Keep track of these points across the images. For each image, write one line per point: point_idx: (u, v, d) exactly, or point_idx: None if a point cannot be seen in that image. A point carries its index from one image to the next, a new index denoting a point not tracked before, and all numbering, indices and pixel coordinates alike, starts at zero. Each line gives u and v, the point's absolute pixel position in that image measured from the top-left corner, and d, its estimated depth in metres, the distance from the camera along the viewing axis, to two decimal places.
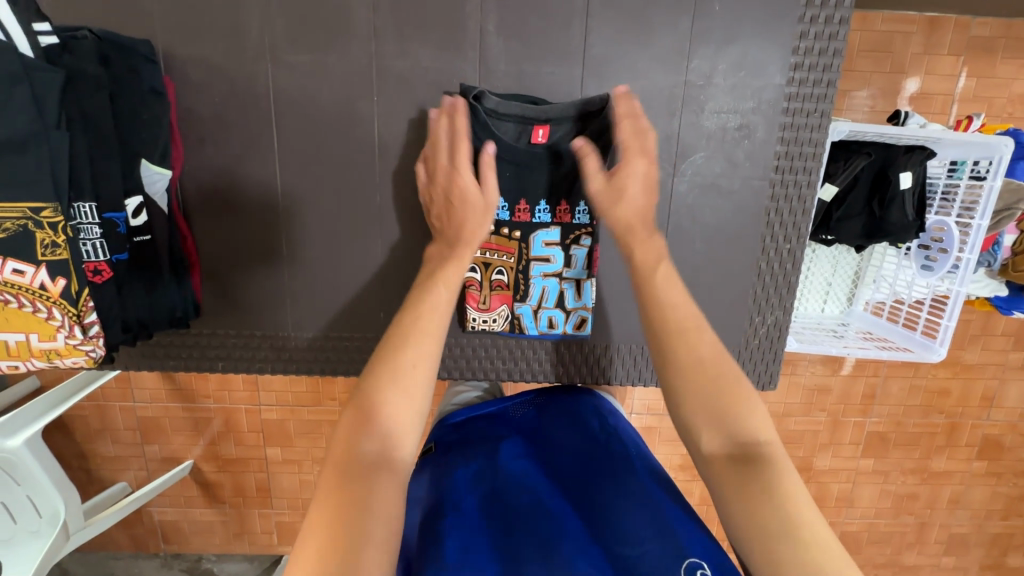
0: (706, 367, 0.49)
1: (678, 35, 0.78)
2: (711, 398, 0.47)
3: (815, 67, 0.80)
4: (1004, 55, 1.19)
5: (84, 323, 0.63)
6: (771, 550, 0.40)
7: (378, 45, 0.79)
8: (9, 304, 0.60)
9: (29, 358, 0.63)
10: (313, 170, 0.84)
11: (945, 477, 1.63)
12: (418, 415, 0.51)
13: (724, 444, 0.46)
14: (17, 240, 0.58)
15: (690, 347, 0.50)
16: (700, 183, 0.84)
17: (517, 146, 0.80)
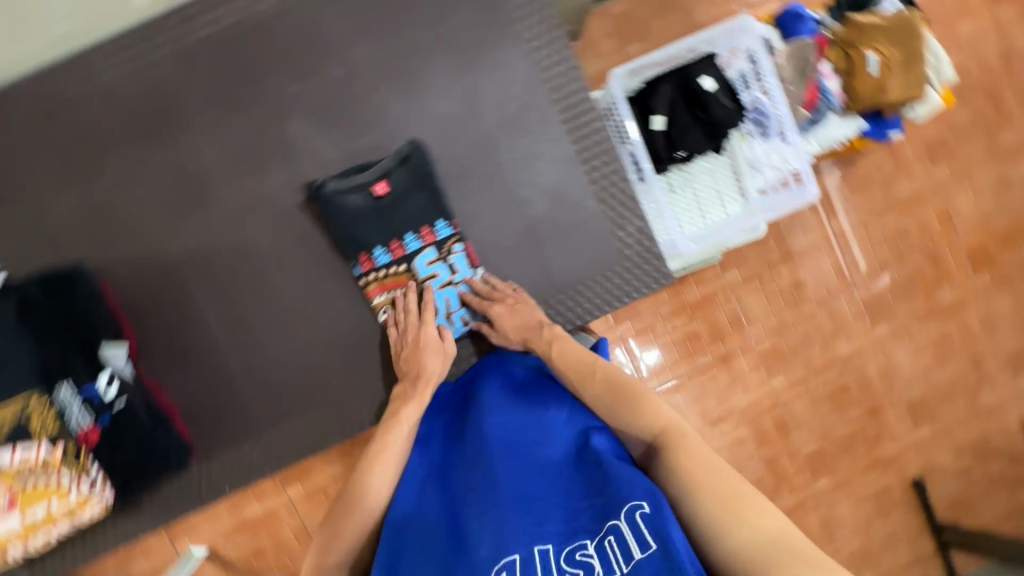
0: (616, 394, 0.80)
1: (440, 69, 1.01)
2: (626, 411, 0.78)
3: (548, 44, 1.02)
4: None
5: (87, 472, 0.93)
6: (680, 487, 0.68)
7: (242, 187, 1.01)
8: (26, 484, 0.89)
9: (54, 521, 0.92)
10: (238, 299, 1.02)
11: (892, 312, 2.07)
12: (376, 506, 0.80)
13: (649, 433, 0.76)
14: (18, 430, 0.88)
15: (604, 385, 0.82)
16: (515, 159, 1.03)
17: (363, 206, 0.97)
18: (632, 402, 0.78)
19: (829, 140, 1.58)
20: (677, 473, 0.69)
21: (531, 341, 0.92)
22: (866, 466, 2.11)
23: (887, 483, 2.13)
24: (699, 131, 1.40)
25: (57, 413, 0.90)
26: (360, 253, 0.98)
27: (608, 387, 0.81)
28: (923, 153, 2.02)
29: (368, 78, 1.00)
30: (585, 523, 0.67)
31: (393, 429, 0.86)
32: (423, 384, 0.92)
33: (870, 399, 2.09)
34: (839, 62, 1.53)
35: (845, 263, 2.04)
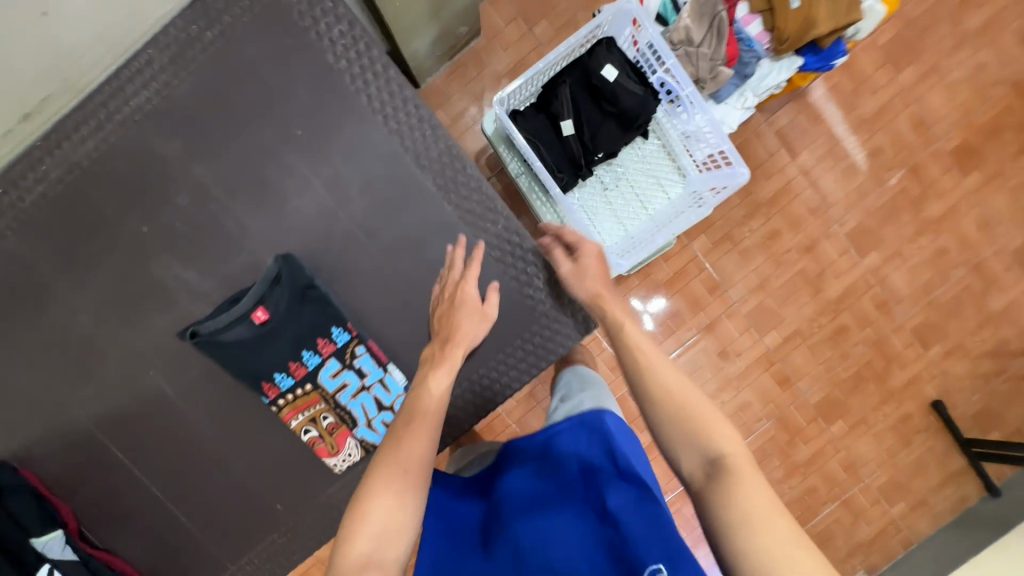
0: (678, 406, 0.73)
1: (290, 168, 0.92)
2: (686, 425, 0.72)
3: (399, 110, 0.91)
4: None
5: None
6: (733, 527, 0.62)
7: (125, 339, 0.96)
8: None
9: None
10: (158, 450, 0.99)
11: (879, 236, 1.83)
12: (402, 518, 0.70)
13: (702, 461, 0.69)
14: None
15: (661, 395, 0.75)
16: (399, 242, 0.95)
17: (246, 340, 0.90)
18: (686, 418, 0.73)
19: (766, 89, 1.42)
20: (723, 511, 0.63)
21: (603, 298, 0.87)
22: (880, 401, 1.96)
23: (905, 412, 1.93)
24: (613, 127, 1.28)
25: None
26: (262, 383, 0.93)
27: (667, 396, 0.75)
28: (883, 59, 1.79)
29: (218, 197, 0.92)
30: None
31: (414, 430, 0.77)
32: (453, 346, 0.87)
33: (873, 333, 1.88)
34: (756, 2, 1.35)
35: (817, 198, 1.83)
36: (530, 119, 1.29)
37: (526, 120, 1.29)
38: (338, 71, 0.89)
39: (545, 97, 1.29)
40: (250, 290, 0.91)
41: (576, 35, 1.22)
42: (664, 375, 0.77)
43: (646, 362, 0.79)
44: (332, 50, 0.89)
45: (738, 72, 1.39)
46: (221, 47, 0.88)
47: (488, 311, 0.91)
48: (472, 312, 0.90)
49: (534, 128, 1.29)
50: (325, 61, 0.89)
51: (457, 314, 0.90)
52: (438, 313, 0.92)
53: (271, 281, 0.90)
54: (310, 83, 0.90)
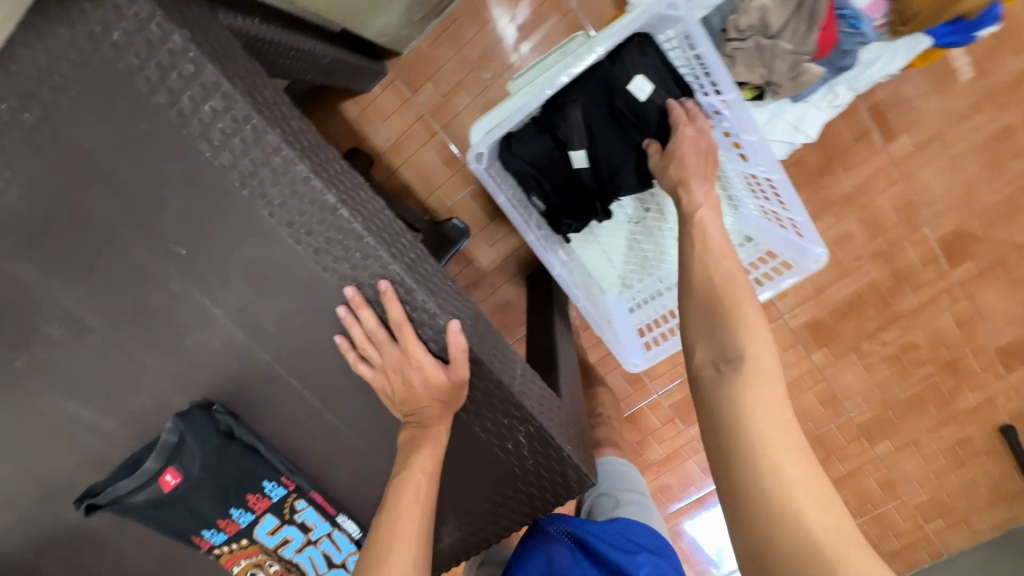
0: (722, 295, 0.64)
1: (183, 294, 0.68)
2: (716, 317, 0.62)
3: (311, 221, 0.62)
4: None
5: None
6: (733, 416, 0.54)
7: (24, 475, 0.80)
8: None
9: None
10: (99, 574, 0.90)
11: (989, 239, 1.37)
12: (418, 523, 0.64)
13: (716, 356, 0.59)
14: None
15: (707, 286, 0.66)
16: (337, 384, 0.73)
17: (159, 505, 0.74)
18: (711, 312, 0.63)
19: (868, 81, 1.01)
20: (732, 423, 0.54)
21: (688, 183, 0.83)
22: (937, 423, 1.60)
23: (966, 434, 1.60)
24: (642, 163, 0.94)
25: None
26: (190, 536, 0.78)
27: (707, 284, 0.66)
28: None
29: (100, 327, 0.71)
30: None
31: (423, 449, 0.67)
32: (426, 389, 0.66)
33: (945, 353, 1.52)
34: None
35: (910, 196, 1.36)
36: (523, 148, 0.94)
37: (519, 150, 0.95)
38: (221, 170, 0.61)
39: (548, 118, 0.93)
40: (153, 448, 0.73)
41: (592, 49, 0.84)
42: (712, 276, 0.66)
43: (706, 253, 0.70)
44: (207, 141, 0.59)
45: (829, 62, 0.97)
46: (50, 133, 0.60)
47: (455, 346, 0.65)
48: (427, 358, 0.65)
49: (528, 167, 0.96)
50: (200, 157, 0.60)
51: (413, 357, 0.65)
52: (400, 392, 0.67)
53: (176, 440, 0.71)
54: (185, 184, 0.62)
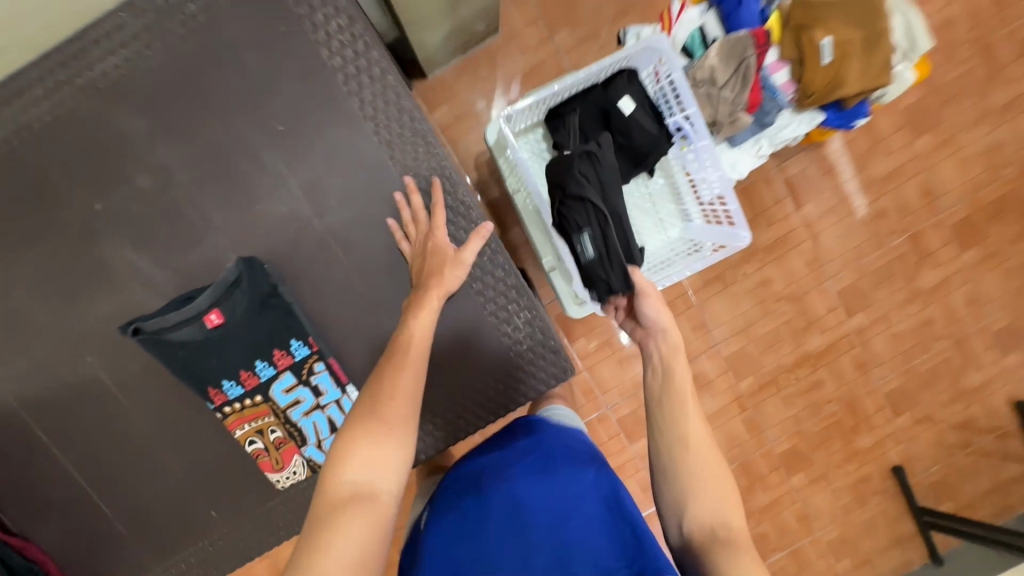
0: (710, 471, 0.77)
1: (266, 167, 0.85)
2: (710, 487, 0.75)
3: (391, 119, 0.84)
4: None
5: None
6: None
7: (63, 319, 0.89)
8: None
9: None
10: (88, 440, 0.93)
11: (866, 300, 1.78)
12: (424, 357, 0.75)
13: (709, 520, 0.73)
14: None
15: (692, 448, 0.78)
16: (375, 260, 0.88)
17: (192, 340, 0.84)
18: (684, 483, 0.76)
19: (783, 140, 1.39)
20: None
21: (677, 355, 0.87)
22: (843, 459, 1.84)
23: (866, 473, 1.84)
24: (621, 162, 1.24)
25: None
26: (209, 387, 0.87)
27: (675, 418, 0.81)
28: (903, 122, 1.72)
29: (185, 185, 0.85)
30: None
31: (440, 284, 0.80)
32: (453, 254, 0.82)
33: (845, 393, 1.82)
34: (788, 50, 1.29)
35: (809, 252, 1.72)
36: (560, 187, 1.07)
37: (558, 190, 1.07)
38: (329, 71, 0.82)
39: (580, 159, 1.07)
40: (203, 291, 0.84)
41: (598, 66, 1.14)
42: (687, 428, 0.80)
43: (677, 414, 0.82)
44: (326, 47, 0.81)
45: (758, 119, 1.34)
46: (205, 22, 0.80)
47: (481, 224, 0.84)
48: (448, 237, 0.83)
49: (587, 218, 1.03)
50: (318, 59, 0.82)
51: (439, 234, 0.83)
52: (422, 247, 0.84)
53: (232, 284, 0.84)
54: (297, 78, 0.82)
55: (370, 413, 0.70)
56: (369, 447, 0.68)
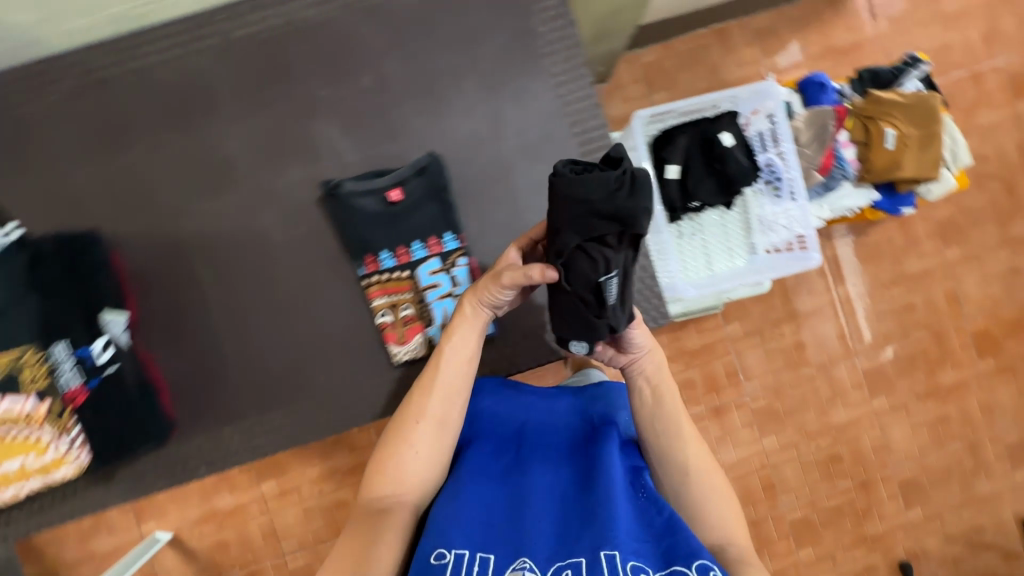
0: (711, 490, 0.76)
1: (466, 93, 1.06)
2: (716, 506, 0.75)
3: (573, 79, 1.06)
4: (736, 66, 1.97)
5: (69, 431, 0.95)
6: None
7: (259, 173, 1.04)
8: (12, 431, 0.92)
9: (34, 471, 0.95)
10: (235, 283, 1.04)
11: (890, 387, 2.05)
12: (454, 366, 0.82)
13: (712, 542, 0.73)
14: (9, 379, 0.92)
15: (699, 469, 0.77)
16: (531, 183, 1.06)
17: (375, 206, 1.01)
18: (694, 508, 0.76)
19: (844, 208, 1.60)
20: None
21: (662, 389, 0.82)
22: (852, 540, 1.99)
23: (871, 561, 2.00)
24: (713, 183, 1.44)
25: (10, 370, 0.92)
26: (367, 254, 1.01)
27: (663, 455, 0.79)
28: (935, 233, 2.05)
29: (398, 90, 1.05)
30: (649, 554, 0.65)
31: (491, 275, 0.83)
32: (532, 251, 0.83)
33: (862, 472, 2.01)
34: (857, 133, 1.56)
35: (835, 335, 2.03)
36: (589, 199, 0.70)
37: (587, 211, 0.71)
38: (536, 33, 1.05)
39: (606, 166, 0.73)
40: (392, 172, 1.02)
41: (713, 98, 1.41)
42: (690, 451, 0.79)
43: (681, 439, 0.79)
44: (539, 15, 1.05)
45: (824, 184, 1.58)
46: None
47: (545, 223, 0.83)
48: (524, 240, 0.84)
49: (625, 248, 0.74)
50: (531, 22, 1.05)
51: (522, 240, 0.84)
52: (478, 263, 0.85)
53: (416, 172, 1.02)
54: (509, 34, 1.05)
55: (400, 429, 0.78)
56: (396, 464, 0.76)
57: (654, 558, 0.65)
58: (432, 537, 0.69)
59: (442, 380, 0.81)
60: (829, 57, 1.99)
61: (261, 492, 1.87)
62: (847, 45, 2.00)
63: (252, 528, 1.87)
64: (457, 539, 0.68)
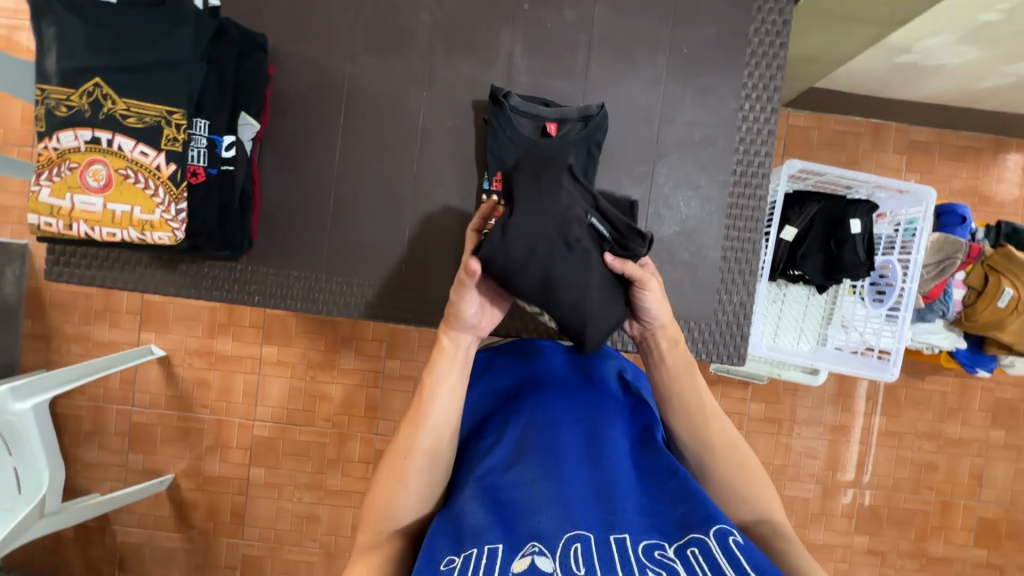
0: (735, 465, 0.72)
1: (656, 66, 1.04)
2: (745, 482, 0.71)
3: (762, 98, 1.04)
4: (876, 165, 1.88)
5: (177, 203, 0.84)
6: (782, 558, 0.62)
7: (432, 56, 1.04)
8: (128, 178, 0.82)
9: (128, 227, 0.83)
10: (366, 145, 1.05)
11: (877, 530, 2.00)
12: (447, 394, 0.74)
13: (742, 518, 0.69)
14: (150, 130, 0.82)
15: (723, 447, 0.73)
16: (674, 177, 1.05)
17: (528, 130, 1.00)
18: (728, 488, 0.71)
19: (924, 341, 1.56)
20: None
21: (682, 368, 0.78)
22: None
23: None
24: (822, 261, 1.41)
25: (147, 122, 0.82)
26: (498, 172, 1.01)
27: (695, 432, 0.75)
28: (989, 409, 2.00)
29: (593, 37, 1.04)
30: (667, 528, 0.59)
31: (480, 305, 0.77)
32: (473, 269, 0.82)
33: None
34: (974, 278, 1.52)
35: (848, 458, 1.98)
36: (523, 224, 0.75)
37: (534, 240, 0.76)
38: (747, 41, 1.03)
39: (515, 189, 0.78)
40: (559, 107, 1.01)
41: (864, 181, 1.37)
42: (712, 426, 0.75)
43: (705, 419, 0.75)
44: (758, 26, 1.03)
45: (920, 311, 1.53)
46: None
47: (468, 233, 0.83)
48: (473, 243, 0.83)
49: (571, 191, 0.78)
50: (746, 28, 1.03)
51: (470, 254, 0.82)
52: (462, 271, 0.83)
53: (579, 115, 1.00)
54: (720, 31, 1.03)
55: (394, 469, 0.70)
56: (394, 506, 0.68)
57: (669, 528, 0.59)
58: (443, 542, 0.57)
59: (433, 415, 0.72)
60: (971, 198, 1.92)
61: (259, 353, 1.85)
62: (993, 196, 1.93)
63: (236, 383, 1.85)
64: (466, 538, 0.57)
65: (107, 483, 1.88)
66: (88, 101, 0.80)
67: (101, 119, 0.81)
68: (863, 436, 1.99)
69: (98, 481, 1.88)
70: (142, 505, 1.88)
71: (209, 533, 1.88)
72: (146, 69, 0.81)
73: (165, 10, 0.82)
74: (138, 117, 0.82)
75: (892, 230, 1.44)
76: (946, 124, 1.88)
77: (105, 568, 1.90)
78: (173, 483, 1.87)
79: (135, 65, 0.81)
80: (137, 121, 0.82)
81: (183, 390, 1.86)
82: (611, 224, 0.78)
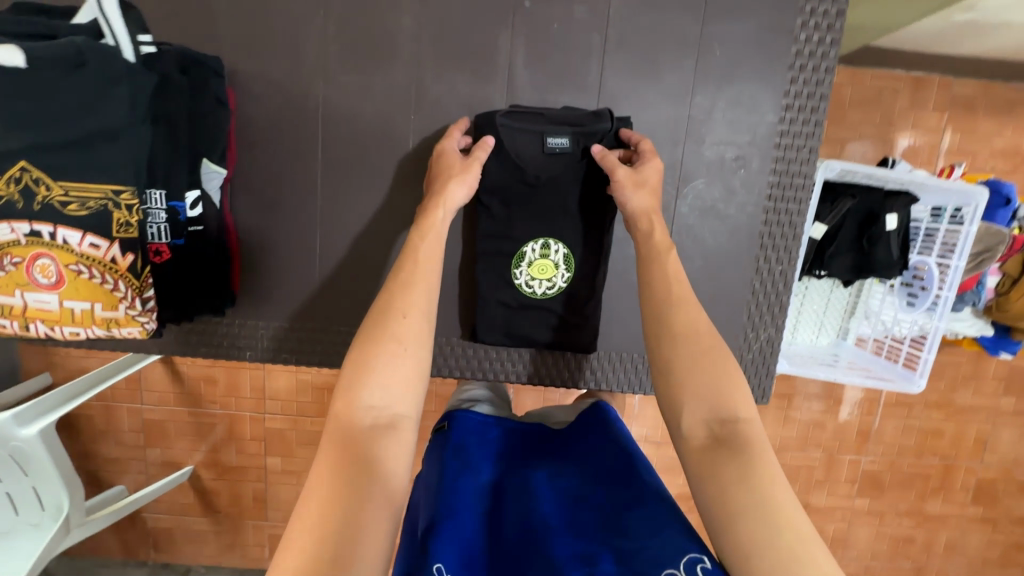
0: (698, 351, 0.60)
1: (684, 73, 0.88)
2: (701, 377, 0.58)
3: (805, 108, 0.89)
4: (916, 126, 1.70)
5: (143, 295, 0.76)
6: (729, 490, 0.51)
7: (419, 70, 0.88)
8: (82, 274, 0.73)
9: (91, 325, 0.75)
10: (348, 178, 0.92)
11: (879, 491, 2.06)
12: (418, 333, 0.61)
13: (707, 417, 0.56)
14: (96, 216, 0.71)
15: (687, 330, 0.62)
16: (700, 206, 0.93)
17: (532, 157, 0.84)
18: (675, 380, 0.59)
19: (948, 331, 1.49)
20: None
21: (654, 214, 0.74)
22: None
23: None
24: (852, 260, 1.30)
25: (95, 204, 0.71)
26: None
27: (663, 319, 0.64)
28: (1003, 377, 1.98)
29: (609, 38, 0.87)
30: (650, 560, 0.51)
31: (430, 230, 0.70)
32: (436, 204, 0.74)
33: None
34: (1010, 265, 1.43)
35: (855, 426, 2.00)
36: (487, 177, 0.85)
37: (503, 190, 0.85)
38: (792, 38, 0.87)
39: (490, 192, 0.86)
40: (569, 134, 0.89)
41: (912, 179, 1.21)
42: (688, 308, 0.64)
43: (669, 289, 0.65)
44: (805, 19, 0.86)
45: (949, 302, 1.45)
46: None
47: (472, 167, 0.77)
48: (467, 181, 0.77)
49: (517, 137, 0.83)
50: (791, 22, 0.86)
51: (450, 179, 0.76)
52: (425, 183, 0.80)
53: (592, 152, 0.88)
54: (761, 28, 0.87)
55: (347, 434, 0.53)
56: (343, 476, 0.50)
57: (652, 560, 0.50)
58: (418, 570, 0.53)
59: (400, 351, 0.59)
60: (1014, 159, 1.76)
61: None
62: None
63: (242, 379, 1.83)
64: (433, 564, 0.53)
65: (130, 475, 1.92)
66: (18, 189, 0.69)
67: (37, 210, 0.69)
68: (873, 406, 1.99)
69: (120, 474, 1.92)
70: (166, 494, 1.94)
71: (235, 517, 1.95)
72: (85, 142, 0.70)
73: (89, 65, 0.68)
74: (80, 203, 0.70)
75: (932, 217, 1.32)
76: (994, 75, 1.69)
77: (141, 549, 2.00)
78: (193, 474, 1.91)
79: (59, 139, 0.69)
80: (80, 207, 0.70)
81: (189, 389, 1.85)
82: (568, 135, 0.82)
